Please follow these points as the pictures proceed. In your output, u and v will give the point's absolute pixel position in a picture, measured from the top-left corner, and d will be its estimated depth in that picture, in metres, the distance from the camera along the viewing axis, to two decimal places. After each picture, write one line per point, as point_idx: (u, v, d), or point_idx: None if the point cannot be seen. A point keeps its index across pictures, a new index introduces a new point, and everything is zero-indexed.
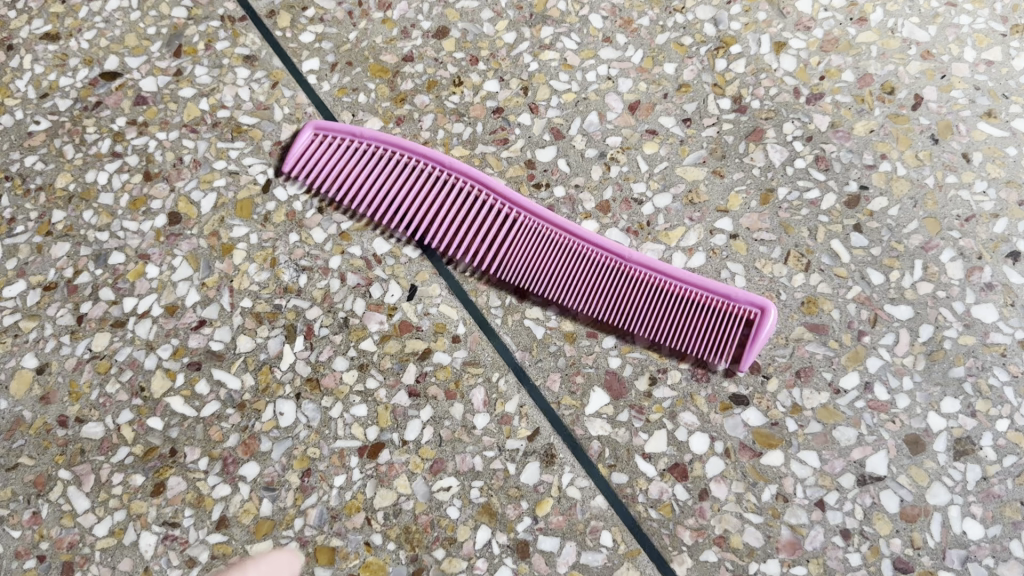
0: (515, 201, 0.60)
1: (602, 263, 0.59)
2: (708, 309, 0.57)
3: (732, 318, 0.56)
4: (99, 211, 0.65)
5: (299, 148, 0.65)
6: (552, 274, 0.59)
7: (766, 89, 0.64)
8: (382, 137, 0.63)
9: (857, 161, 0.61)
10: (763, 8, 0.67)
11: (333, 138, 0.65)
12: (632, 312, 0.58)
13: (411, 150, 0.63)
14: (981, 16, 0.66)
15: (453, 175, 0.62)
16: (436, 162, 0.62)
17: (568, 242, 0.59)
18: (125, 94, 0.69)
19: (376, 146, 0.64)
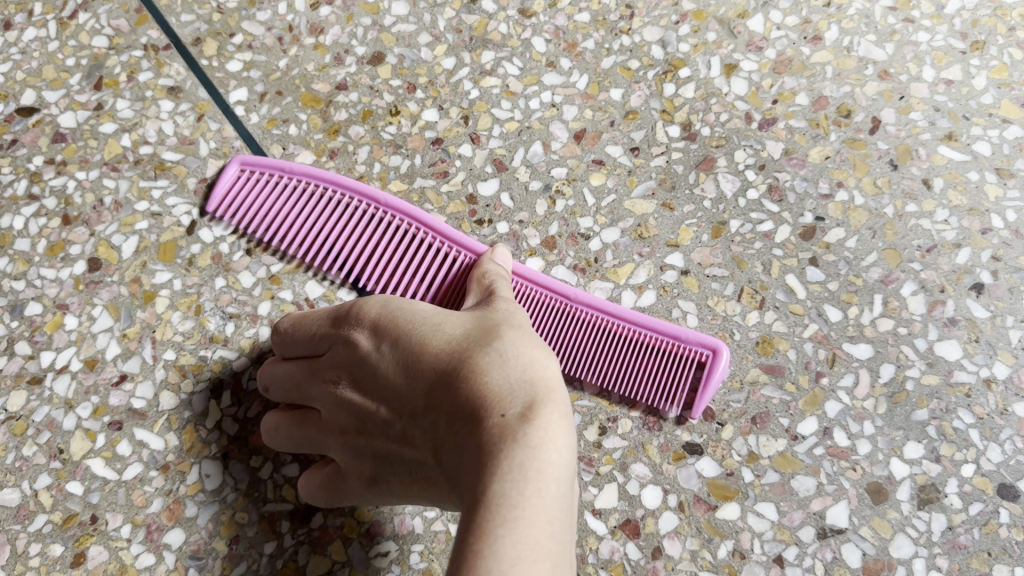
0: (455, 239, 0.57)
1: (544, 304, 0.54)
2: (659, 351, 0.53)
3: (682, 362, 0.53)
4: (15, 258, 0.61)
5: (224, 186, 0.61)
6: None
7: (716, 114, 0.61)
8: (312, 172, 0.59)
9: (812, 190, 0.58)
10: (712, 28, 0.64)
11: (259, 174, 0.60)
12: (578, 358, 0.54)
13: (343, 186, 0.59)
14: (940, 33, 0.63)
15: (388, 211, 0.58)
16: (369, 197, 0.58)
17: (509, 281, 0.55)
18: (43, 130, 0.65)
19: (305, 181, 0.60)
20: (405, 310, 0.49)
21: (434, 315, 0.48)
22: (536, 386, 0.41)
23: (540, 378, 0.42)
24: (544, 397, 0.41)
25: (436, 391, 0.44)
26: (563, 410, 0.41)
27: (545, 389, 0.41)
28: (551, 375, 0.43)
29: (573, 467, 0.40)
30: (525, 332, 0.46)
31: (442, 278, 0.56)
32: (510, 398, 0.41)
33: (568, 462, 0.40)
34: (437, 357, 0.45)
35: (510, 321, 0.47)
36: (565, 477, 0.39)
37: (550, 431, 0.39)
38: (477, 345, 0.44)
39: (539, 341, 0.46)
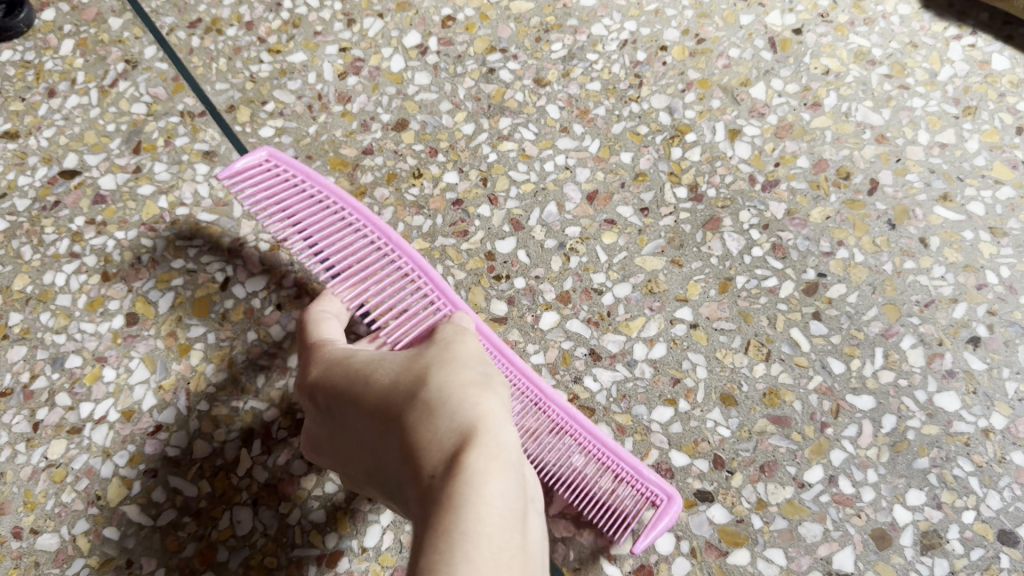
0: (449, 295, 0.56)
1: (517, 393, 0.53)
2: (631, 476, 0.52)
3: (642, 493, 0.52)
4: (56, 313, 0.64)
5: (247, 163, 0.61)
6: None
7: (721, 177, 0.64)
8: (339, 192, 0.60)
9: (814, 248, 0.61)
10: (717, 95, 0.67)
11: (284, 173, 0.60)
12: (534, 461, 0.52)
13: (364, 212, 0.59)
14: (934, 99, 0.66)
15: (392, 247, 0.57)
16: (383, 231, 0.58)
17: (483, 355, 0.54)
18: (84, 192, 0.69)
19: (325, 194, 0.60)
20: (348, 371, 0.48)
21: (371, 364, 0.47)
22: (462, 432, 0.39)
23: (465, 425, 0.39)
24: (470, 442, 0.38)
25: (385, 453, 0.43)
26: (491, 453, 0.38)
27: (470, 433, 0.39)
28: (485, 411, 0.40)
29: (518, 508, 0.37)
30: (460, 368, 0.44)
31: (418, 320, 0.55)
32: (439, 454, 0.38)
33: (507, 505, 0.37)
34: (377, 418, 0.44)
35: (444, 359, 0.45)
36: (502, 521, 0.36)
37: (477, 479, 0.37)
38: (405, 401, 0.42)
39: (474, 375, 0.43)
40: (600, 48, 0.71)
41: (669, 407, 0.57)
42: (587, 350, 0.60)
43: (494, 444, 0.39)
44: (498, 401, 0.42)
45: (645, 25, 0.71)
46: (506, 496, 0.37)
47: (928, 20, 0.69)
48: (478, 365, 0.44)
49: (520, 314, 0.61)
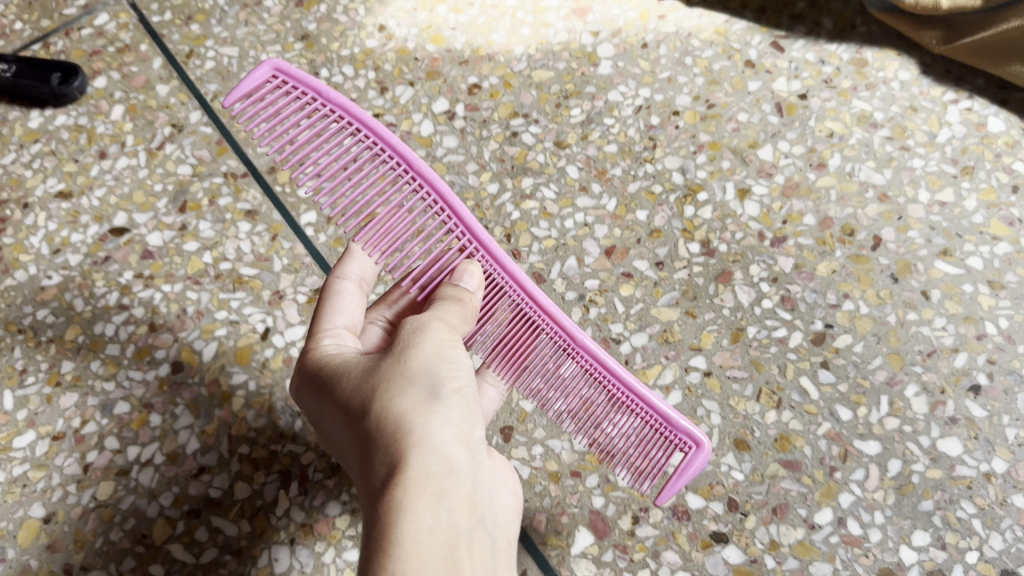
0: (476, 234, 0.58)
1: (551, 338, 0.58)
2: (662, 424, 0.57)
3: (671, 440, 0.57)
4: (106, 361, 0.69)
5: (253, 85, 0.61)
6: (500, 334, 0.58)
7: (732, 233, 0.68)
8: (353, 111, 0.60)
9: (821, 300, 0.65)
10: (727, 157, 0.72)
11: (296, 91, 0.61)
12: (574, 406, 0.58)
13: (380, 134, 0.60)
14: (933, 159, 0.70)
15: (410, 173, 0.59)
16: (399, 155, 0.59)
17: (526, 305, 0.58)
18: (133, 248, 0.73)
19: (337, 113, 0.61)
20: (321, 368, 0.52)
21: (341, 365, 0.51)
22: (394, 474, 0.43)
23: (399, 464, 0.43)
24: (401, 485, 0.42)
25: (351, 461, 0.48)
26: (417, 494, 0.42)
27: (399, 477, 0.43)
28: (418, 444, 0.44)
29: (446, 539, 0.42)
30: (407, 387, 0.46)
31: (441, 263, 0.59)
32: (377, 491, 0.43)
33: (434, 538, 0.41)
34: (342, 430, 0.48)
35: (394, 373, 0.47)
36: (428, 555, 0.40)
37: (406, 518, 0.41)
38: (359, 422, 0.46)
39: (419, 395, 0.46)
40: (617, 113, 0.75)
41: None
42: None
43: (422, 485, 0.42)
44: (439, 423, 0.45)
45: (658, 91, 0.75)
46: (430, 531, 0.41)
47: (928, 84, 0.73)
48: (426, 378, 0.47)
49: None
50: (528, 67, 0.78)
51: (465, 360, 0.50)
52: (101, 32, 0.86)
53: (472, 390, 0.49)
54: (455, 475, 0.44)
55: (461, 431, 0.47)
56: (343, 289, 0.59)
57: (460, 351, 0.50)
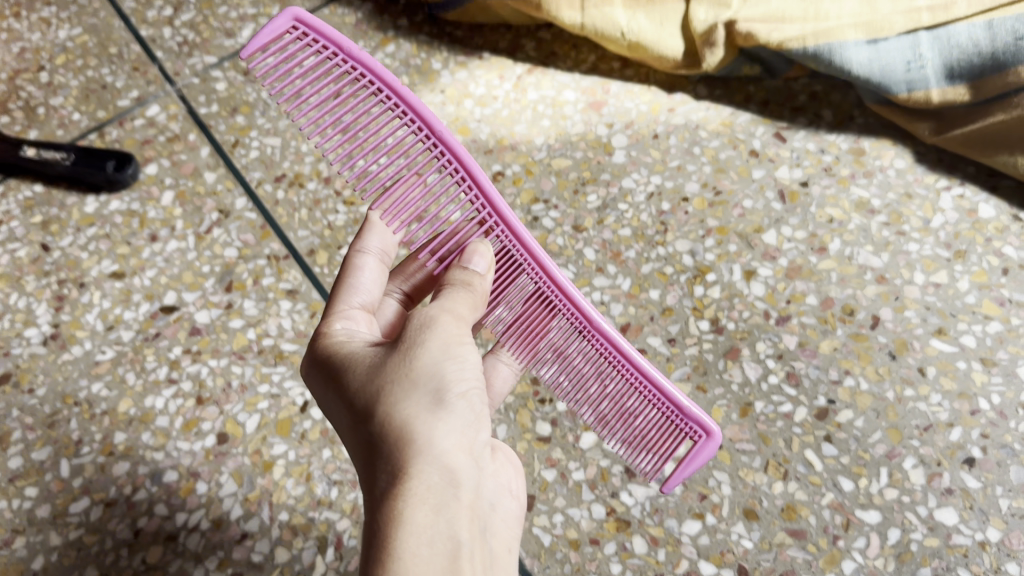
0: (495, 208, 0.62)
1: (571, 319, 0.63)
2: (675, 413, 0.62)
3: (683, 427, 0.62)
4: (156, 432, 0.74)
5: (275, 32, 0.61)
6: (518, 313, 0.63)
7: (739, 312, 0.73)
8: (376, 70, 0.63)
9: (824, 377, 0.69)
10: (733, 241, 0.77)
11: (317, 44, 0.63)
12: (594, 385, 0.63)
13: (403, 97, 0.62)
14: (928, 243, 0.75)
15: (433, 139, 0.63)
16: (425, 122, 0.63)
17: (546, 286, 0.63)
18: (181, 325, 0.79)
19: (360, 70, 0.63)
20: (329, 353, 0.55)
21: (350, 355, 0.54)
22: (397, 485, 0.47)
23: (402, 475, 0.48)
24: (406, 499, 0.47)
25: (354, 452, 0.52)
26: (417, 508, 0.47)
27: (402, 488, 0.47)
28: (419, 453, 0.48)
29: (444, 548, 0.47)
30: (412, 390, 0.50)
31: (460, 237, 0.63)
32: (380, 498, 0.48)
33: (433, 550, 0.46)
34: (347, 422, 0.52)
35: (400, 373, 0.50)
36: (428, 568, 0.46)
37: (409, 533, 0.46)
38: (364, 422, 0.50)
39: (423, 401, 0.50)
40: (630, 199, 0.81)
41: (697, 520, 0.65)
42: (622, 468, 0.67)
43: (422, 498, 0.47)
44: (440, 430, 0.49)
45: (668, 179, 0.81)
46: (431, 544, 0.46)
47: (922, 172, 0.79)
48: (431, 380, 0.50)
49: (562, 434, 0.69)
50: (548, 156, 0.84)
51: (469, 350, 0.53)
52: (152, 122, 0.93)
53: (475, 386, 0.53)
54: (454, 484, 0.49)
55: (461, 433, 0.51)
56: (364, 264, 0.64)
57: (465, 345, 0.53)
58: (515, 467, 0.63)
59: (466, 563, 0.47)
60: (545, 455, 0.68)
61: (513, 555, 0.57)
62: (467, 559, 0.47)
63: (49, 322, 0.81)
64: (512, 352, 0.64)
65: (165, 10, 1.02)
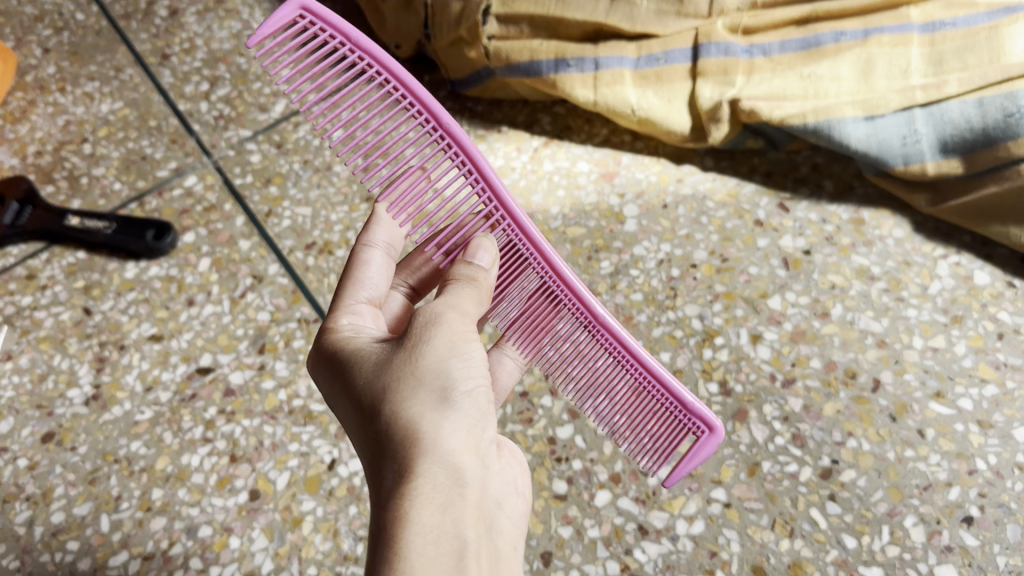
0: (501, 202, 0.65)
1: (578, 315, 0.66)
2: (678, 410, 0.66)
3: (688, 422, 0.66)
4: (191, 489, 0.78)
5: (282, 18, 0.63)
6: (526, 309, 0.66)
7: (747, 374, 0.77)
8: (384, 62, 0.65)
9: (828, 438, 0.73)
10: (740, 306, 0.81)
11: (326, 35, 0.65)
12: (602, 379, 0.66)
13: (409, 87, 0.65)
14: (926, 309, 0.78)
15: (441, 131, 0.65)
16: (433, 116, 0.65)
17: (552, 282, 0.66)
18: (216, 386, 0.84)
19: (369, 62, 0.65)
20: (338, 353, 0.57)
21: (358, 355, 0.56)
22: (403, 482, 0.49)
23: (408, 472, 0.49)
24: (412, 496, 0.48)
25: (362, 450, 0.54)
26: (422, 505, 0.48)
27: (408, 486, 0.49)
28: (425, 449, 0.50)
29: (450, 544, 0.48)
30: (417, 388, 0.52)
31: (466, 230, 0.66)
32: (387, 495, 0.49)
33: (439, 547, 0.48)
34: (356, 420, 0.54)
35: (405, 371, 0.52)
36: (435, 564, 0.47)
37: (416, 531, 0.47)
38: (371, 420, 0.52)
39: (428, 399, 0.52)
40: (641, 265, 0.85)
41: None
42: (636, 525, 0.70)
43: (428, 496, 0.49)
44: (444, 428, 0.51)
45: (678, 246, 0.86)
46: (437, 540, 0.48)
47: (919, 241, 0.83)
48: (435, 378, 0.52)
49: (578, 491, 0.72)
50: (563, 224, 0.89)
51: (472, 349, 0.55)
52: (190, 192, 0.99)
53: (479, 385, 0.55)
54: (461, 482, 0.51)
55: (467, 431, 0.53)
56: (371, 258, 0.67)
57: (470, 343, 0.56)
58: (521, 465, 0.66)
59: (473, 561, 0.48)
60: (562, 512, 0.72)
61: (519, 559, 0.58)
62: (474, 557, 0.48)
63: (91, 382, 0.86)
64: (516, 346, 0.67)
65: (202, 86, 1.09)
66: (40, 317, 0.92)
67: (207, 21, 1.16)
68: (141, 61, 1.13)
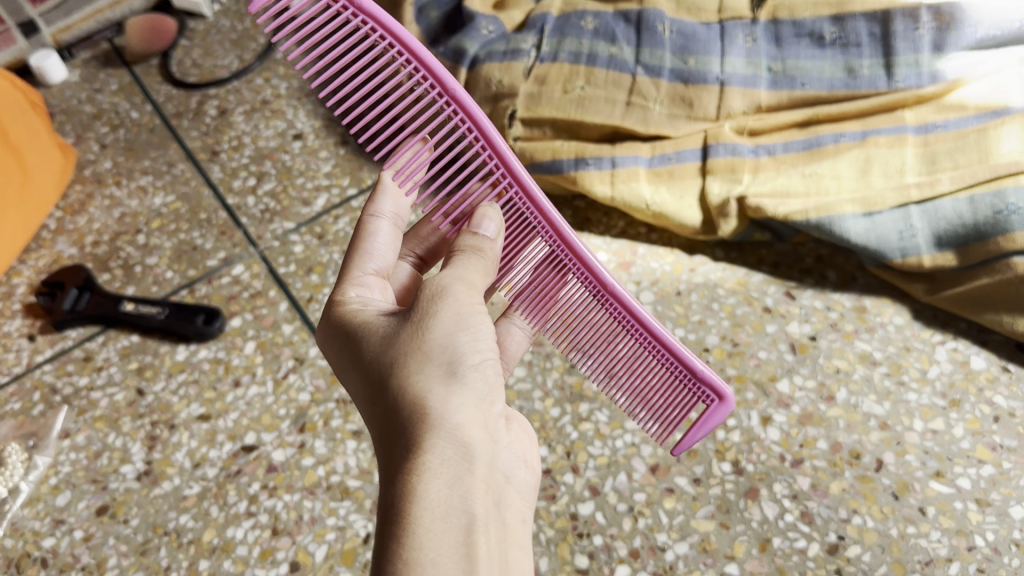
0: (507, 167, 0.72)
1: (593, 286, 0.73)
2: (691, 378, 0.73)
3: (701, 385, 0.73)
4: (236, 560, 0.84)
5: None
6: (546, 281, 0.74)
7: (758, 454, 0.82)
8: (387, 24, 0.70)
9: (834, 514, 0.77)
10: (751, 388, 0.86)
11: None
12: (616, 345, 0.74)
13: (411, 49, 0.70)
14: (925, 392, 0.84)
15: (444, 95, 0.71)
16: (438, 81, 0.71)
17: (565, 256, 0.73)
18: (260, 463, 0.91)
19: (370, 23, 0.70)
20: (351, 326, 0.64)
21: (368, 328, 0.62)
22: (412, 459, 0.55)
23: (417, 447, 0.56)
24: (422, 470, 0.55)
25: (373, 418, 0.61)
26: (430, 481, 0.54)
27: (417, 462, 0.55)
28: (433, 423, 0.56)
29: (457, 517, 0.54)
30: (425, 363, 0.58)
31: (473, 198, 0.74)
32: (397, 468, 0.56)
33: (445, 521, 0.54)
34: (367, 390, 0.61)
35: (415, 346, 0.59)
36: (441, 536, 0.53)
37: (425, 506, 0.54)
38: (383, 393, 0.59)
39: (436, 374, 0.58)
40: None
41: None
42: None
43: (435, 472, 0.55)
44: (450, 403, 0.57)
45: (691, 331, 0.91)
46: (446, 510, 0.54)
47: (919, 328, 0.89)
48: (440, 355, 0.59)
49: (599, 566, 0.77)
50: None
51: (477, 324, 0.61)
52: (237, 280, 1.08)
53: (486, 358, 0.61)
54: (468, 456, 0.57)
55: (473, 404, 0.59)
56: (378, 228, 0.74)
57: (476, 316, 0.62)
58: (530, 438, 0.72)
59: (480, 533, 0.55)
60: None
61: (526, 525, 0.65)
62: (480, 529, 0.55)
63: (143, 459, 0.92)
64: (537, 319, 0.75)
65: (250, 181, 1.19)
66: (95, 397, 0.98)
67: (254, 121, 1.27)
68: (193, 157, 1.23)
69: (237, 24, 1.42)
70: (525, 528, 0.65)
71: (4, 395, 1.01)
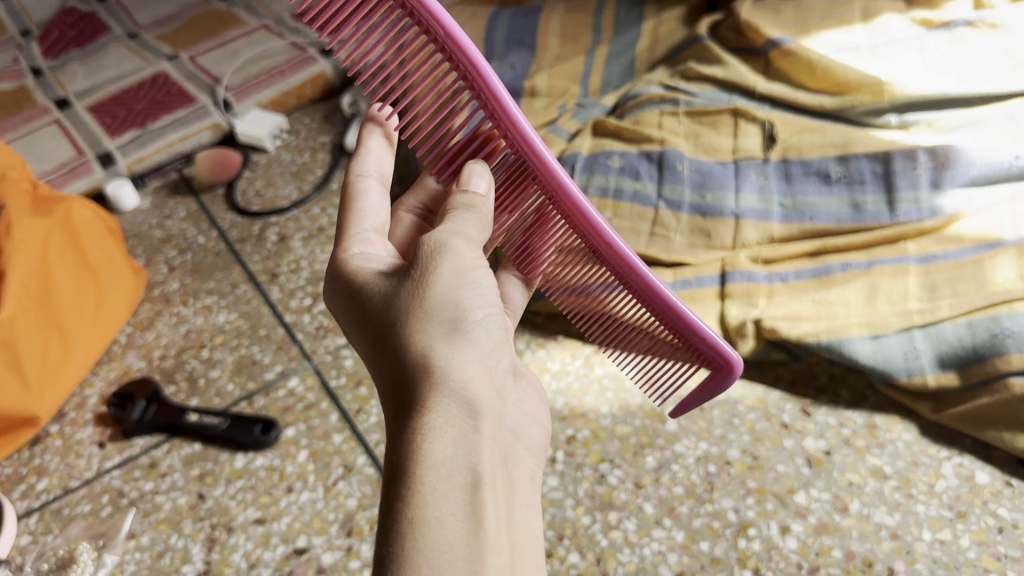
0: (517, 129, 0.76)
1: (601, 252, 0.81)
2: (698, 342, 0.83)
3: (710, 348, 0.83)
4: None
5: None
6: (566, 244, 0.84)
7: (777, 561, 0.87)
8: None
9: None
10: (771, 500, 0.92)
11: None
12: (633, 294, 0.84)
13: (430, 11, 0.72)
14: (933, 504, 0.89)
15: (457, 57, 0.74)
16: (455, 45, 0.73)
17: (572, 225, 0.81)
18: (311, 564, 0.98)
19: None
20: (360, 288, 0.71)
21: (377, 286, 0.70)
22: (419, 420, 0.62)
23: (425, 407, 0.63)
24: (428, 428, 0.61)
25: (385, 376, 0.68)
26: (434, 440, 0.61)
27: (424, 424, 0.62)
28: (437, 382, 0.63)
29: (461, 469, 0.61)
30: (427, 321, 0.65)
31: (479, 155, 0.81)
32: (405, 427, 0.63)
33: (448, 477, 0.60)
34: (379, 348, 0.68)
35: (418, 305, 0.66)
36: (446, 490, 0.59)
37: (430, 463, 0.60)
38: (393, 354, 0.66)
39: (438, 333, 0.65)
40: (682, 461, 0.97)
41: None
42: None
43: (438, 433, 0.61)
44: (450, 363, 0.65)
45: (714, 444, 0.98)
46: (452, 464, 0.61)
47: (926, 443, 0.95)
48: (441, 312, 0.66)
49: None
50: (612, 422, 1.02)
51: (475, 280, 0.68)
52: (292, 392, 1.17)
53: (484, 312, 0.68)
54: (470, 414, 0.64)
55: (473, 362, 0.66)
56: (367, 187, 0.85)
57: (475, 272, 0.69)
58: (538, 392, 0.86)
59: (484, 487, 0.61)
60: None
61: (527, 481, 0.72)
62: (483, 483, 0.61)
63: (203, 559, 1.00)
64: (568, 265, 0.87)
65: (306, 300, 1.30)
66: (160, 500, 1.07)
67: (311, 246, 1.39)
68: (254, 278, 1.35)
69: (297, 158, 1.58)
70: (526, 482, 0.72)
71: (75, 497, 1.09)
